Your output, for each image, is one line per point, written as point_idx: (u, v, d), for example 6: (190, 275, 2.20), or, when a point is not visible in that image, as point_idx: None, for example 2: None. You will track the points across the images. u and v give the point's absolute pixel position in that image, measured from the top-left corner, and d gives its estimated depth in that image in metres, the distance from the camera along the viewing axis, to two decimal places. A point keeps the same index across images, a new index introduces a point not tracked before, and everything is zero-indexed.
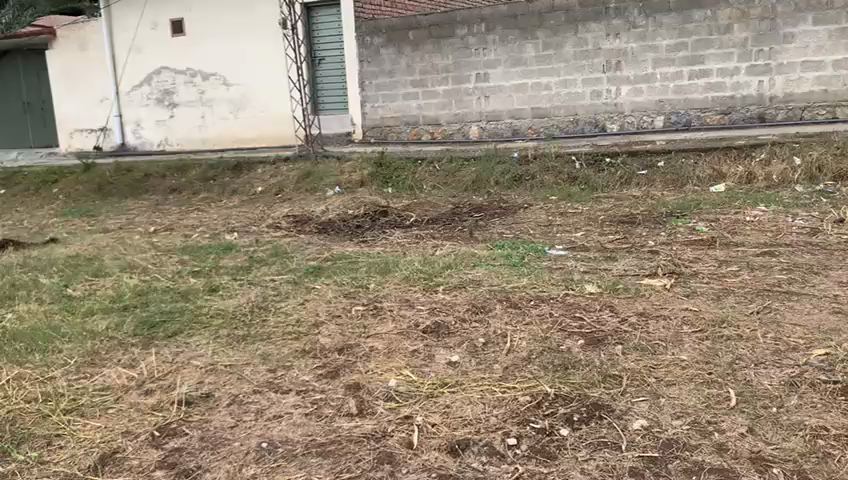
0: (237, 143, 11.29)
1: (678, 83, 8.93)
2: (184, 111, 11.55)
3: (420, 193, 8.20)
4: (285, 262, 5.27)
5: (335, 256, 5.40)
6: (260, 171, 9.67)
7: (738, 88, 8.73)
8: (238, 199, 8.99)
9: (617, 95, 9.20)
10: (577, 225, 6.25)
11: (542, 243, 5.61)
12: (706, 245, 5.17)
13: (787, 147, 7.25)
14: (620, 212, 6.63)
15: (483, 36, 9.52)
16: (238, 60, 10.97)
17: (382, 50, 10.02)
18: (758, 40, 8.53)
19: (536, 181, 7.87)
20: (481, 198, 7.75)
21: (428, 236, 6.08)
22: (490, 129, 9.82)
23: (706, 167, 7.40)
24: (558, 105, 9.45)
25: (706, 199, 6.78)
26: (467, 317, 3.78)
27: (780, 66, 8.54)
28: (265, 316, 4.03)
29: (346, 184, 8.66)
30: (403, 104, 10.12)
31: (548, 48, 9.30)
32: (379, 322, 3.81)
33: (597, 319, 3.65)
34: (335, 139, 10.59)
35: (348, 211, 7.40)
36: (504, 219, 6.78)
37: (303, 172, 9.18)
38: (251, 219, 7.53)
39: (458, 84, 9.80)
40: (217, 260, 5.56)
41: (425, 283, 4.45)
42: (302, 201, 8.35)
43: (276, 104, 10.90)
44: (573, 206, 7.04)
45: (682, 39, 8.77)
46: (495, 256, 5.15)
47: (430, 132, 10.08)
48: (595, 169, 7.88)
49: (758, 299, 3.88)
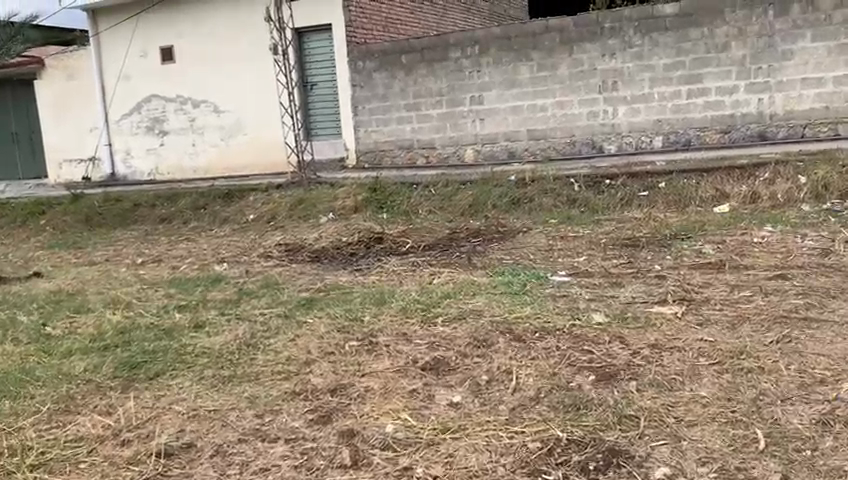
0: (228, 170, 11.07)
1: (676, 102, 8.78)
2: (175, 139, 11.37)
3: (416, 218, 7.99)
4: (275, 295, 5.06)
5: (328, 287, 5.18)
6: (251, 199, 9.47)
7: (737, 106, 8.58)
8: (229, 228, 8.78)
9: (614, 115, 9.05)
10: (578, 249, 6.05)
11: (543, 269, 5.39)
12: (715, 269, 4.96)
13: (791, 166, 7.08)
14: (622, 235, 6.42)
15: (477, 59, 9.39)
16: (229, 87, 10.82)
17: (375, 74, 9.88)
18: (756, 57, 8.41)
19: (535, 204, 7.68)
20: (478, 222, 7.55)
21: (425, 264, 5.86)
22: (486, 152, 9.62)
23: (708, 187, 7.21)
24: (554, 126, 9.29)
25: (710, 221, 6.58)
26: (468, 352, 3.55)
27: (779, 84, 8.40)
28: (254, 354, 3.80)
29: (340, 211, 8.47)
30: (397, 128, 9.96)
31: (543, 70, 9.17)
32: (374, 359, 3.58)
33: (607, 353, 3.42)
34: (328, 165, 10.40)
35: (342, 238, 7.19)
36: (503, 244, 6.57)
37: (295, 199, 8.98)
38: (241, 249, 7.31)
39: (452, 107, 9.65)
40: (205, 294, 5.34)
41: (422, 315, 4.22)
42: (294, 229, 8.14)
43: (268, 129, 10.70)
44: (573, 229, 6.84)
45: (679, 58, 8.66)
46: (496, 284, 4.93)
47: (425, 156, 9.90)
48: (594, 191, 7.70)
49: (776, 328, 3.66)
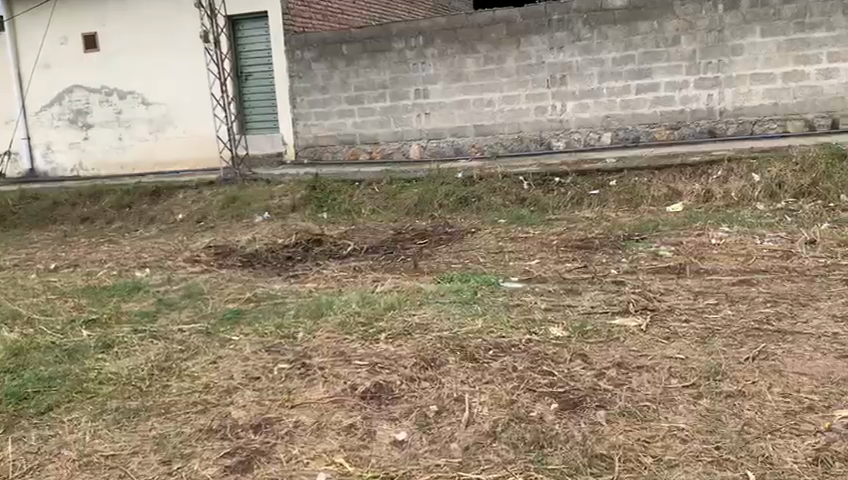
0: (159, 166, 10.40)
1: (625, 98, 8.55)
2: (99, 132, 10.60)
3: (358, 217, 7.54)
4: (198, 307, 4.55)
5: (260, 297, 4.69)
6: (182, 197, 8.85)
7: (687, 102, 8.41)
8: (156, 228, 8.16)
9: (563, 111, 8.77)
10: (530, 251, 5.71)
11: (494, 274, 5.02)
12: (675, 274, 4.67)
13: (744, 164, 6.90)
14: (575, 236, 6.11)
15: (421, 50, 8.96)
16: (158, 77, 10.12)
17: (314, 65, 9.36)
18: (705, 52, 8.24)
19: (483, 203, 7.31)
20: (424, 222, 7.16)
21: (367, 269, 5.42)
22: (431, 148, 9.21)
23: (661, 185, 6.96)
24: (501, 122, 8.95)
25: (665, 220, 6.33)
26: (414, 375, 3.13)
27: (729, 79, 8.26)
28: (166, 381, 3.31)
29: (276, 210, 7.96)
30: (338, 122, 9.47)
31: (490, 63, 8.81)
32: (307, 385, 3.13)
33: (569, 375, 3.03)
34: (265, 161, 9.83)
35: (278, 240, 6.69)
36: (450, 246, 6.18)
37: (228, 197, 8.42)
38: (167, 252, 6.75)
39: (396, 100, 9.19)
40: (120, 306, 4.79)
41: (362, 331, 3.77)
42: (227, 230, 7.59)
43: (201, 123, 10.06)
44: (523, 230, 6.50)
45: (628, 52, 8.42)
46: (444, 293, 4.52)
47: (369, 151, 9.43)
48: (544, 189, 7.39)
49: (750, 342, 3.35)
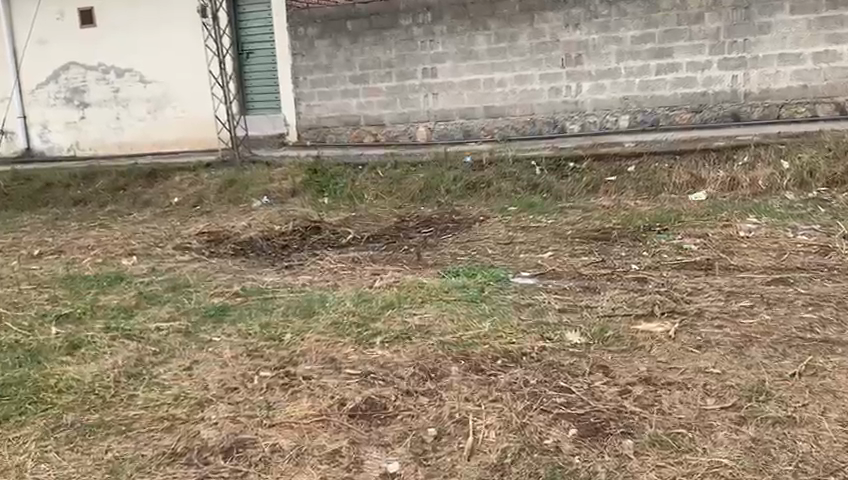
0: (157, 147, 10.01)
1: (645, 78, 8.09)
2: (96, 111, 10.20)
3: (360, 203, 7.15)
4: (180, 302, 4.19)
5: (248, 292, 4.31)
6: (178, 179, 8.47)
7: (710, 83, 7.94)
8: (150, 212, 7.79)
9: (578, 92, 8.32)
10: (543, 242, 5.31)
11: (503, 269, 4.62)
12: (702, 271, 4.26)
13: (773, 149, 6.45)
14: (590, 226, 5.70)
15: (430, 27, 8.51)
16: (156, 55, 9.70)
17: (317, 42, 8.91)
18: (731, 30, 7.75)
19: (493, 190, 6.88)
20: (430, 209, 6.75)
21: (367, 261, 5.02)
22: (439, 130, 8.78)
23: (683, 171, 6.52)
24: (513, 103, 8.50)
25: (687, 210, 5.91)
26: (412, 389, 2.75)
27: (756, 60, 7.78)
28: (134, 390, 2.94)
29: (275, 194, 7.59)
30: (342, 103, 9.03)
31: (502, 40, 8.34)
32: (291, 398, 2.76)
33: (590, 392, 2.64)
34: (266, 142, 9.43)
35: (274, 226, 6.31)
36: (457, 236, 5.78)
37: (226, 180, 8.03)
38: (157, 238, 6.38)
39: (403, 80, 8.75)
40: (97, 299, 4.41)
41: (356, 333, 3.39)
42: (223, 216, 7.21)
43: (200, 102, 9.67)
44: (536, 220, 6.09)
45: (648, 29, 7.94)
46: (448, 290, 4.12)
47: (374, 134, 9.00)
48: (558, 175, 6.96)
49: (794, 354, 2.94)
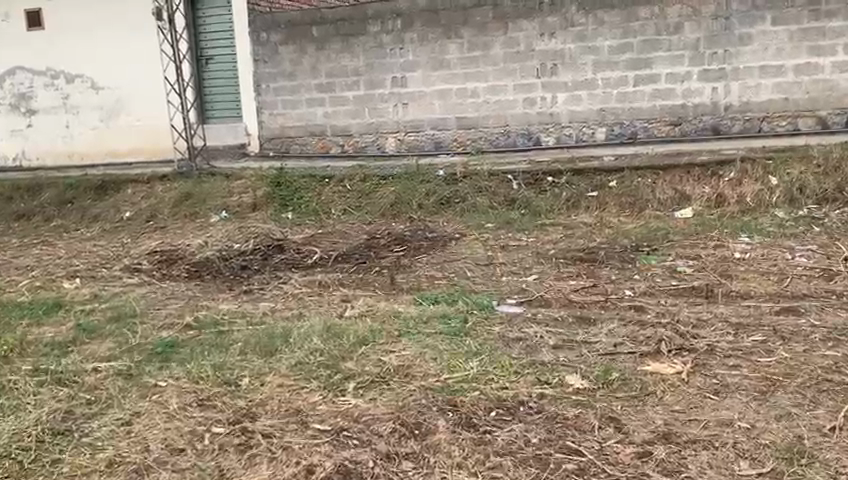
0: (110, 156, 9.42)
1: (622, 90, 7.80)
2: (45, 119, 9.57)
3: (327, 219, 6.71)
4: (122, 337, 3.69)
5: (201, 324, 3.84)
6: (130, 192, 7.92)
7: (690, 95, 7.69)
8: (98, 228, 7.23)
9: (553, 103, 7.99)
10: (525, 263, 4.95)
11: (485, 295, 4.23)
12: (703, 298, 3.92)
13: (760, 164, 6.19)
14: (575, 245, 5.35)
15: (399, 34, 8.12)
16: (108, 59, 9.11)
17: (281, 48, 8.45)
18: (711, 41, 7.52)
19: (468, 205, 6.52)
20: (401, 226, 6.34)
21: (335, 285, 4.59)
22: (410, 141, 8.38)
23: (667, 187, 6.22)
24: (486, 114, 8.14)
25: (674, 228, 5.59)
26: (392, 451, 2.38)
27: (737, 71, 7.55)
28: (58, 453, 2.48)
29: (235, 209, 7.14)
30: (307, 111, 8.57)
31: (474, 49, 7.98)
32: (251, 465, 2.36)
33: (602, 456, 2.30)
34: (225, 153, 8.92)
35: (234, 245, 5.84)
36: (432, 255, 5.37)
37: (182, 193, 7.51)
38: (104, 258, 5.86)
39: (371, 89, 8.33)
40: (29, 332, 3.91)
41: (325, 377, 2.95)
42: (178, 232, 6.70)
43: (156, 110, 9.11)
44: (515, 238, 5.72)
45: (626, 39, 7.67)
46: (428, 321, 3.71)
47: (341, 144, 8.56)
48: (536, 189, 6.61)
49: (826, 401, 2.61)
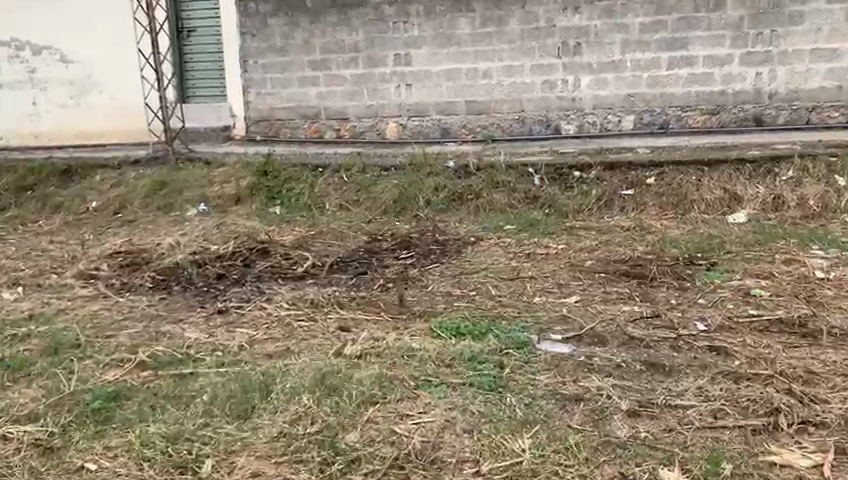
0: (81, 138, 8.45)
1: (654, 73, 6.94)
2: (8, 94, 8.55)
3: (320, 215, 5.86)
4: (53, 380, 2.84)
5: (159, 363, 2.99)
6: (98, 179, 7.00)
7: (730, 81, 6.84)
8: (59, 221, 6.33)
9: (575, 87, 7.12)
10: (560, 279, 4.12)
11: (519, 323, 3.40)
12: (799, 336, 3.10)
13: (823, 162, 5.37)
14: (615, 257, 4.53)
15: (403, 6, 7.18)
16: (78, 28, 8.10)
17: (270, 19, 7.52)
18: (757, 20, 6.64)
19: (483, 202, 5.67)
20: (407, 226, 5.49)
21: (331, 304, 3.74)
22: (413, 127, 7.50)
23: (715, 186, 5.40)
24: (499, 98, 7.26)
25: (731, 237, 4.77)
26: None
27: (784, 55, 6.69)
28: None
29: (215, 200, 6.26)
30: (299, 92, 7.66)
31: (488, 24, 7.08)
32: None
33: None
34: (208, 136, 8.02)
35: (211, 246, 4.97)
36: (446, 265, 4.52)
37: (156, 181, 6.61)
38: (57, 258, 4.98)
39: (371, 67, 7.42)
40: None
41: (325, 466, 2.17)
42: (148, 228, 5.81)
43: (132, 87, 8.17)
44: (541, 244, 4.88)
45: (660, 16, 6.79)
46: (452, 363, 2.87)
47: (335, 129, 7.67)
48: (561, 186, 5.76)
49: None
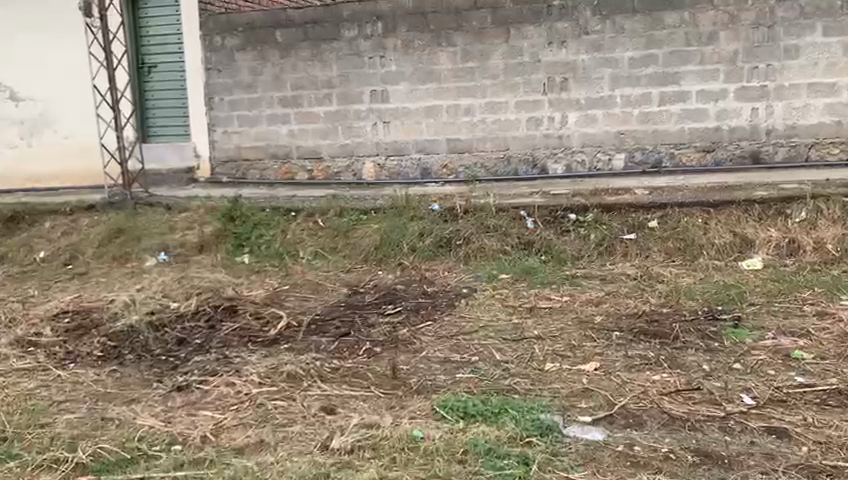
0: (32, 181, 7.81)
1: (645, 109, 6.57)
2: None
3: (294, 265, 5.31)
4: None
5: (103, 467, 2.45)
6: (48, 226, 6.38)
7: (724, 117, 6.49)
8: (1, 273, 5.67)
9: (562, 124, 6.72)
10: (572, 339, 3.64)
11: (535, 397, 2.90)
12: None
13: (836, 202, 5.02)
14: (628, 311, 4.06)
15: (380, 40, 6.77)
16: (30, 63, 7.54)
17: (238, 54, 7.05)
18: (750, 53, 6.33)
19: (473, 248, 5.19)
20: (391, 276, 4.97)
21: (312, 378, 3.20)
22: (391, 167, 7.04)
23: (723, 229, 5.00)
24: (483, 136, 6.84)
25: (750, 286, 4.34)
26: None
27: (781, 89, 6.37)
28: None
29: (177, 249, 5.70)
30: (269, 130, 7.16)
31: (469, 59, 6.68)
32: None
33: None
34: (170, 178, 7.46)
35: (171, 304, 4.39)
36: (439, 322, 4.01)
37: (112, 228, 6.02)
38: None
39: (346, 103, 6.96)
40: None
41: None
42: (102, 281, 5.20)
43: (87, 127, 7.58)
44: (542, 296, 4.40)
45: (649, 50, 6.44)
46: (468, 459, 2.37)
47: (308, 169, 7.18)
48: (556, 229, 5.32)
49: None
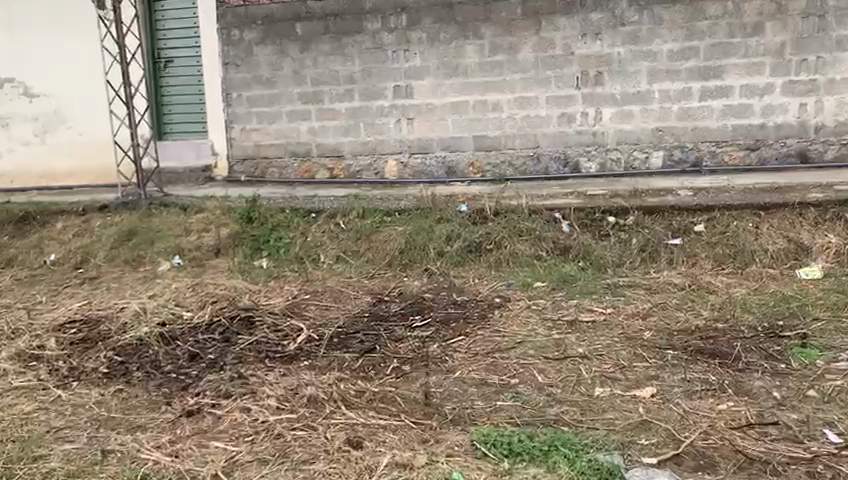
0: (47, 179, 7.58)
1: (685, 105, 6.18)
2: None
3: (314, 270, 5.00)
4: None
5: None
6: (60, 227, 6.13)
7: (770, 113, 6.08)
8: (9, 277, 5.42)
9: (596, 120, 6.34)
10: (621, 359, 3.29)
11: (587, 431, 2.58)
12: None
13: None
14: (679, 325, 3.70)
15: (404, 33, 6.44)
16: (42, 58, 7.29)
17: (256, 48, 6.76)
18: (799, 45, 5.91)
19: (505, 254, 4.85)
20: (417, 284, 4.65)
21: (335, 403, 2.88)
22: (415, 165, 6.71)
23: (776, 235, 4.63)
24: (512, 133, 6.48)
25: (812, 298, 3.97)
26: None
27: (832, 84, 5.96)
28: None
29: (191, 252, 5.42)
30: (288, 127, 6.86)
31: (498, 52, 6.33)
32: None
33: None
34: (186, 177, 7.19)
35: (184, 314, 4.10)
36: (472, 337, 3.68)
37: (124, 230, 5.75)
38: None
39: (368, 99, 6.64)
40: None
41: None
42: (112, 287, 4.93)
43: (101, 124, 7.34)
44: (583, 307, 4.06)
45: (690, 42, 6.05)
46: None
47: (329, 168, 6.87)
48: (594, 233, 4.97)
49: None
